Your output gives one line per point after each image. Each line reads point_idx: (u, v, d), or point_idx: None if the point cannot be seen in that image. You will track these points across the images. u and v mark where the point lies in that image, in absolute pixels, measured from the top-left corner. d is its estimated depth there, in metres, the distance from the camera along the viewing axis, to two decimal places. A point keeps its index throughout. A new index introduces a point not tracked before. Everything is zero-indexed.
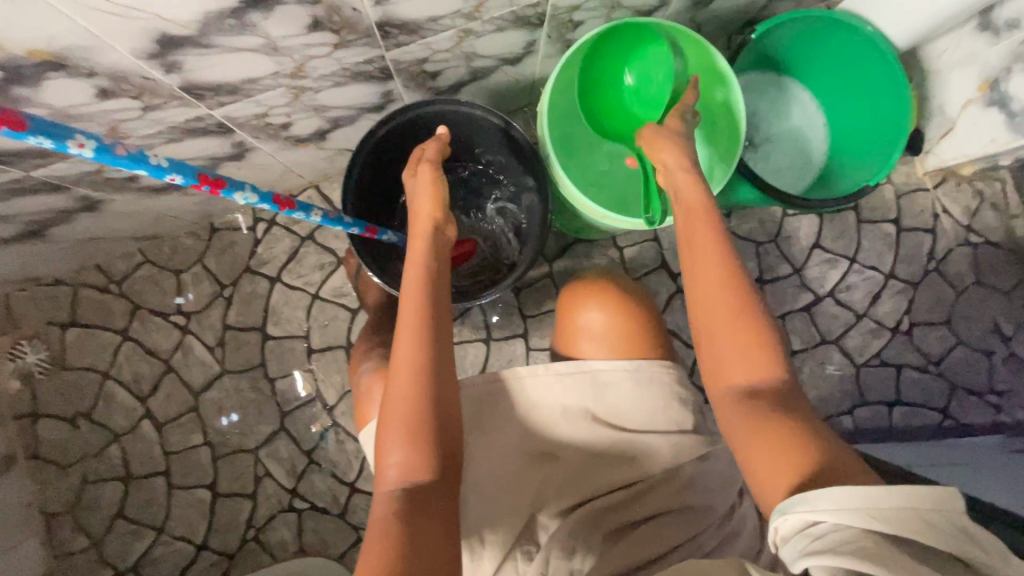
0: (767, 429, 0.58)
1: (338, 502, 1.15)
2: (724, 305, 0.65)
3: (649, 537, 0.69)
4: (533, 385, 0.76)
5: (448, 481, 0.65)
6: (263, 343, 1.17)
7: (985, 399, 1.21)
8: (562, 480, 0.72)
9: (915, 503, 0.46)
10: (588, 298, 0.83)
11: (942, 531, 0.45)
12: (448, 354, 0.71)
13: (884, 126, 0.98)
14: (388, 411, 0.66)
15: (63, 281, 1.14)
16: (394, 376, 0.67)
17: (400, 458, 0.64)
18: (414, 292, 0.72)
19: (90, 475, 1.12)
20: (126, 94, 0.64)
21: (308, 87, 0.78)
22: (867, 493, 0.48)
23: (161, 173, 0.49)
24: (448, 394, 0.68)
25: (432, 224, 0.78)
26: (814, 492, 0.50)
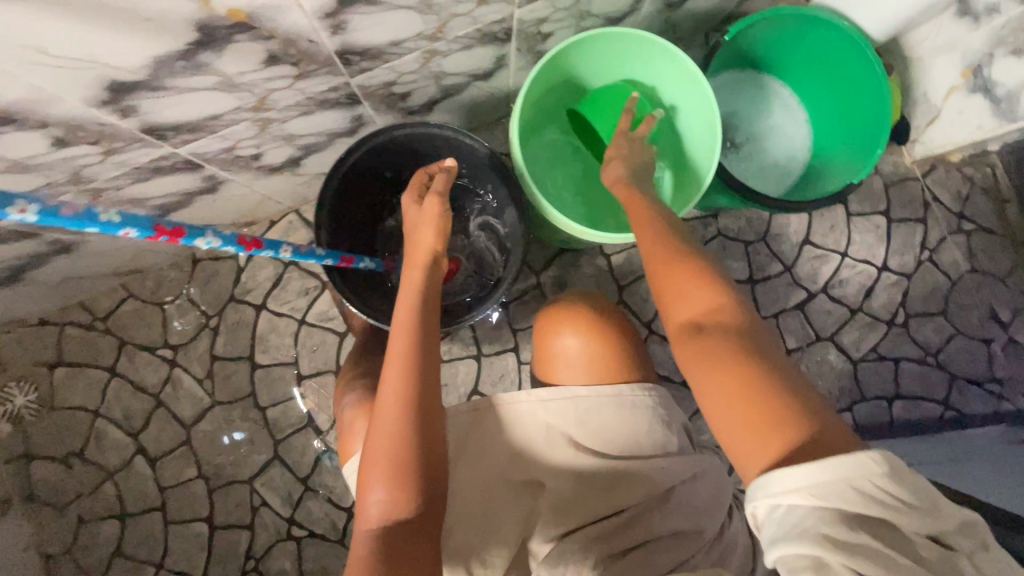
0: (739, 383, 0.57)
1: (336, 527, 1.14)
2: (679, 278, 0.67)
3: (642, 562, 0.68)
4: (519, 411, 0.75)
5: (433, 518, 0.66)
6: (253, 372, 1.16)
7: (985, 388, 1.20)
8: (550, 510, 0.71)
9: (849, 472, 0.49)
10: (564, 323, 0.82)
11: (874, 494, 0.48)
12: (436, 393, 0.70)
13: (863, 121, 0.96)
14: (372, 450, 0.67)
15: (48, 321, 1.13)
16: (380, 413, 0.67)
17: (383, 496, 0.64)
18: (403, 327, 0.72)
19: (85, 514, 1.12)
20: (84, 141, 0.63)
21: (273, 119, 0.76)
22: (808, 472, 0.49)
23: (112, 228, 0.48)
24: (435, 436, 0.68)
25: (430, 258, 0.77)
26: (763, 476, 0.52)
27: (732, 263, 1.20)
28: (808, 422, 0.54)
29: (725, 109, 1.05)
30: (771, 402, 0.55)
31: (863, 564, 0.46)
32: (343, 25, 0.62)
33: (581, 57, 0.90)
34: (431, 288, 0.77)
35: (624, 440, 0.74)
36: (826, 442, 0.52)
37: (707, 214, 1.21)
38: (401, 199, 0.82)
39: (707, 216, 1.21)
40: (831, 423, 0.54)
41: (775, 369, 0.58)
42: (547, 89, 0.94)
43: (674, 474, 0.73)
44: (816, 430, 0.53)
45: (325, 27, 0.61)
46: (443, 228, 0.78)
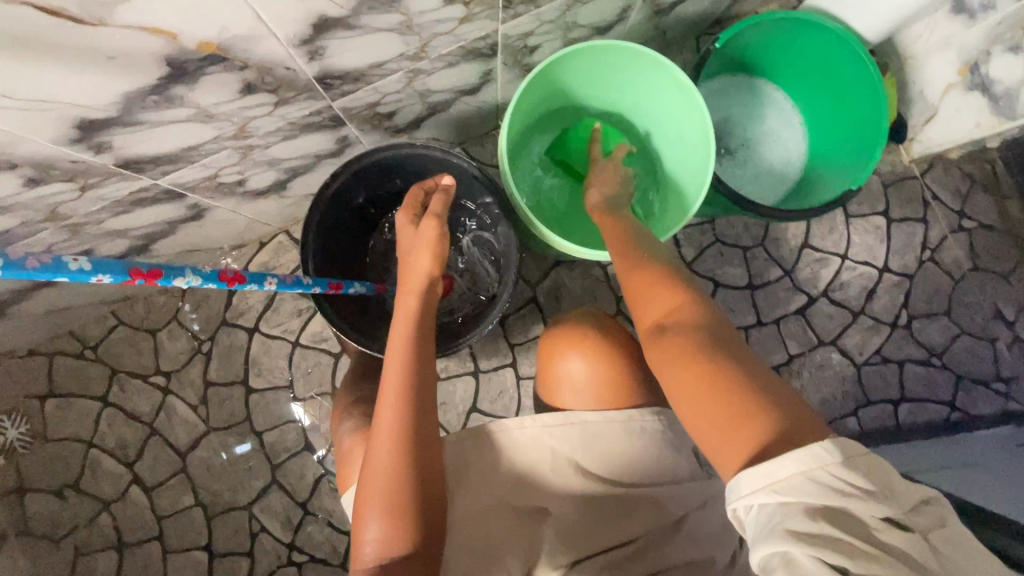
0: (707, 380, 0.55)
1: (338, 551, 1.13)
2: (647, 282, 0.67)
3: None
4: (526, 436, 0.73)
5: (431, 555, 0.64)
6: (247, 396, 1.14)
7: (992, 387, 1.18)
8: (556, 538, 0.69)
9: (805, 464, 0.47)
10: (570, 346, 0.80)
11: (839, 484, 0.46)
12: (433, 426, 0.69)
13: (858, 125, 0.94)
14: (368, 484, 0.65)
15: (37, 352, 1.12)
16: (376, 449, 0.66)
17: (379, 533, 0.63)
18: (397, 356, 0.70)
19: (82, 547, 1.10)
20: (58, 178, 0.61)
21: (255, 145, 0.74)
22: (767, 468, 0.48)
23: (83, 276, 0.46)
24: (435, 474, 0.66)
25: (427, 283, 0.75)
26: (734, 479, 0.50)
27: (731, 269, 1.18)
28: (779, 414, 0.51)
29: (719, 115, 1.03)
30: (740, 398, 0.53)
31: (832, 555, 0.43)
32: (321, 51, 0.60)
33: (577, 69, 0.88)
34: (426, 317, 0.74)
35: (631, 463, 0.74)
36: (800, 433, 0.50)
37: (704, 221, 1.19)
38: (395, 219, 0.80)
39: (704, 223, 1.19)
40: (804, 417, 0.52)
41: (742, 364, 0.56)
42: (538, 101, 0.92)
43: (683, 499, 0.72)
44: (789, 423, 0.51)
45: (301, 54, 0.59)
46: (440, 254, 0.76)
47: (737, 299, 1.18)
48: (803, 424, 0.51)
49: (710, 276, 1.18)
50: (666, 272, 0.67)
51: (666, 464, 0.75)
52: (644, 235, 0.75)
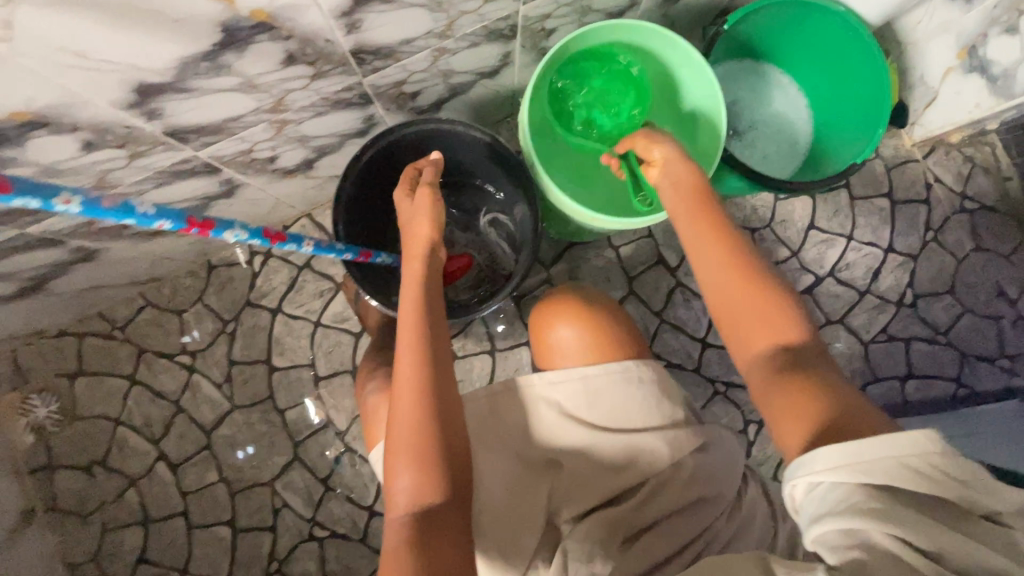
0: (795, 393, 0.59)
1: (358, 526, 1.15)
2: (738, 290, 0.67)
3: (660, 540, 0.69)
4: (534, 393, 0.79)
5: (459, 501, 0.67)
6: (270, 374, 1.17)
7: (997, 364, 1.20)
8: (569, 487, 0.74)
9: (894, 451, 0.49)
10: (558, 316, 0.84)
11: (926, 471, 0.48)
12: (449, 376, 0.73)
13: (863, 103, 0.98)
14: (396, 437, 0.68)
15: (67, 332, 1.15)
16: (399, 403, 0.69)
17: (409, 482, 0.66)
18: (412, 318, 0.74)
19: (109, 522, 1.13)
20: (111, 144, 0.65)
21: (289, 120, 0.78)
22: (851, 448, 0.50)
23: (149, 221, 0.50)
24: (456, 422, 0.70)
25: (429, 243, 0.79)
26: (809, 455, 0.52)
27: None
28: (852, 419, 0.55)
29: (727, 98, 1.07)
30: (821, 407, 0.57)
31: (909, 534, 0.46)
32: (358, 24, 0.64)
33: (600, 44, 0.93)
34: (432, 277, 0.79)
35: (634, 416, 0.76)
36: (861, 423, 0.54)
37: None
38: (393, 194, 0.84)
39: None
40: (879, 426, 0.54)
41: (829, 382, 0.59)
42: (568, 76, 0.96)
43: (684, 443, 0.75)
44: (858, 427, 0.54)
45: (341, 26, 0.63)
46: (439, 216, 0.81)
47: None
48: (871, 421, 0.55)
49: None
50: (747, 262, 0.68)
51: (662, 412, 0.77)
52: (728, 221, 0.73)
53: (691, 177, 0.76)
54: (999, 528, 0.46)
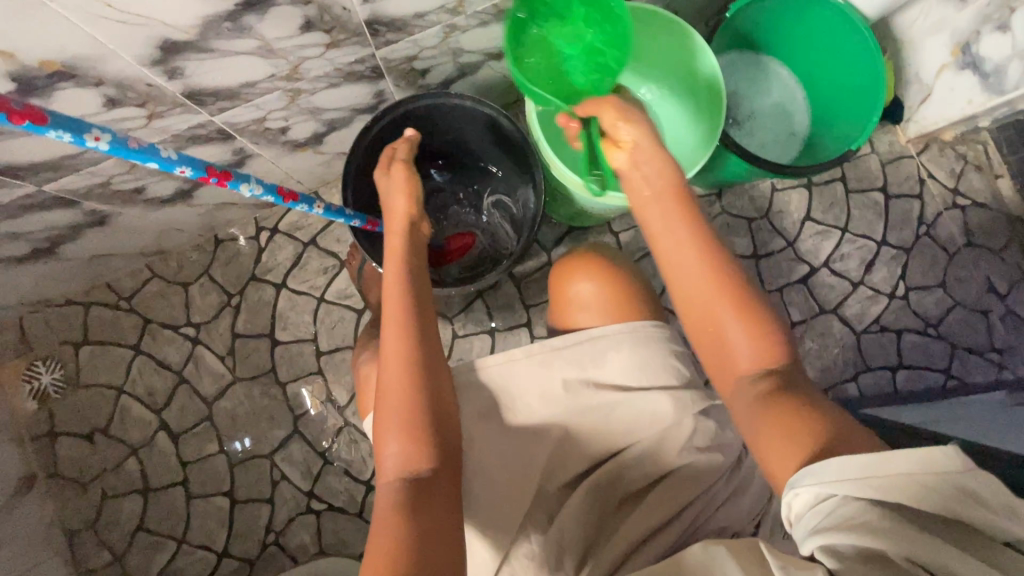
0: (782, 414, 0.58)
1: (355, 501, 1.16)
2: (720, 307, 0.65)
3: (653, 508, 0.74)
4: (529, 365, 0.79)
5: (448, 468, 0.68)
6: (273, 348, 1.19)
7: (986, 357, 1.22)
8: (567, 447, 0.78)
9: (912, 468, 0.48)
10: (580, 270, 0.87)
11: (942, 490, 0.47)
12: (437, 348, 0.75)
13: (858, 94, 1.01)
14: (384, 404, 0.70)
15: (73, 301, 1.17)
16: (387, 372, 0.72)
17: (398, 448, 0.67)
18: (397, 295, 0.76)
19: (109, 490, 1.14)
20: (131, 102, 0.67)
21: (303, 90, 0.81)
22: (866, 462, 0.49)
23: (171, 165, 0.53)
24: (443, 391, 0.72)
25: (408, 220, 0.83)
26: (818, 467, 0.52)
27: (737, 240, 1.25)
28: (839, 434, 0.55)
29: (728, 87, 1.11)
30: (808, 424, 0.57)
31: (919, 552, 0.46)
32: None
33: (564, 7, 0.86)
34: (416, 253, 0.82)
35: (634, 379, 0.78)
36: (839, 434, 0.55)
37: (712, 193, 1.26)
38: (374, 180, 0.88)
39: (712, 195, 1.26)
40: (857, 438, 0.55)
41: (810, 399, 0.60)
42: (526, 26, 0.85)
43: (682, 408, 0.77)
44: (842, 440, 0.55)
45: None
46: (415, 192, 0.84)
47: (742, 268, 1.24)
48: (854, 434, 0.55)
49: None
50: (725, 271, 0.67)
51: (666, 372, 0.79)
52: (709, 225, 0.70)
53: (669, 178, 0.72)
54: (992, 514, 0.46)
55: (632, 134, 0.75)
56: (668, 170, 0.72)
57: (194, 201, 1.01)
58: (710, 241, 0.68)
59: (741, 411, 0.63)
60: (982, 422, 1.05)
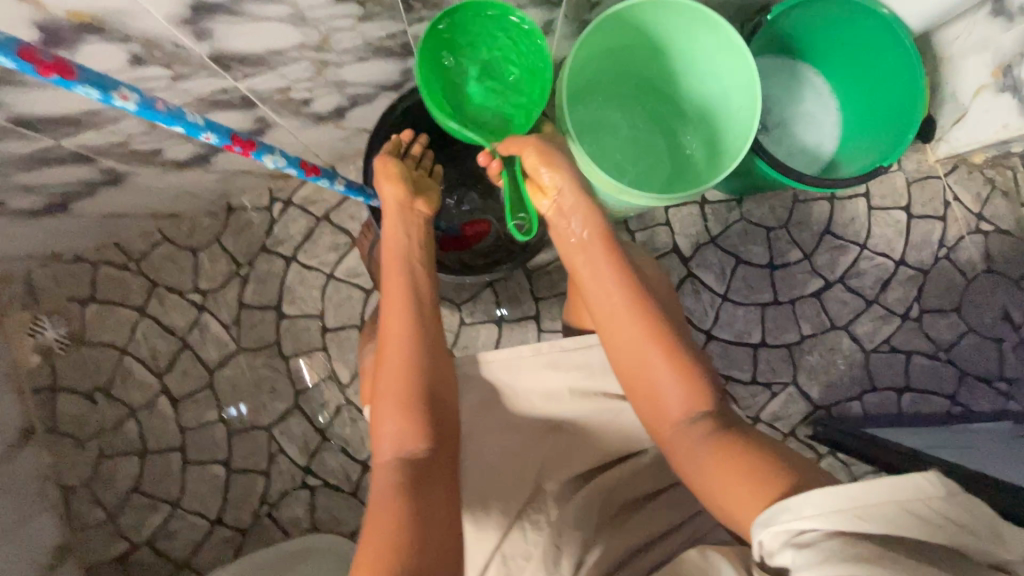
0: (725, 451, 0.61)
1: (350, 479, 1.16)
2: (649, 353, 0.69)
3: (652, 518, 0.75)
4: (535, 361, 0.80)
5: (444, 452, 0.68)
6: (278, 321, 1.18)
7: (994, 386, 1.21)
8: (569, 449, 0.79)
9: (896, 497, 0.47)
10: None
11: (928, 518, 0.47)
12: (437, 333, 0.75)
13: (893, 111, 0.99)
14: (383, 383, 0.70)
15: (82, 258, 1.16)
16: (388, 354, 0.72)
17: (396, 428, 0.67)
18: (398, 279, 0.77)
19: (107, 449, 1.15)
20: (157, 62, 0.65)
21: (330, 62, 0.79)
22: (850, 493, 0.48)
23: (196, 130, 0.51)
24: (442, 375, 0.72)
25: (402, 204, 0.82)
26: (797, 500, 0.50)
27: (753, 249, 1.23)
28: (784, 468, 0.57)
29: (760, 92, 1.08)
30: (753, 460, 0.59)
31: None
32: None
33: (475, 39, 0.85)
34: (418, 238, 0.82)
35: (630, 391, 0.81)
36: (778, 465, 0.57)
37: (732, 198, 1.24)
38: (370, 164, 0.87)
39: (732, 201, 1.24)
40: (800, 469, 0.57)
41: (743, 436, 0.62)
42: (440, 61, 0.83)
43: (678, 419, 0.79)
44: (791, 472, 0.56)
45: None
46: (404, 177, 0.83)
47: (756, 277, 1.23)
48: (792, 462, 0.58)
49: (733, 252, 1.23)
50: (651, 314, 0.71)
51: None
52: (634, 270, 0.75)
53: (596, 232, 0.76)
54: (984, 542, 0.46)
55: (554, 180, 0.78)
56: (594, 218, 0.77)
57: (211, 166, 1.00)
58: (635, 288, 0.72)
59: (685, 456, 0.64)
60: (982, 450, 1.04)
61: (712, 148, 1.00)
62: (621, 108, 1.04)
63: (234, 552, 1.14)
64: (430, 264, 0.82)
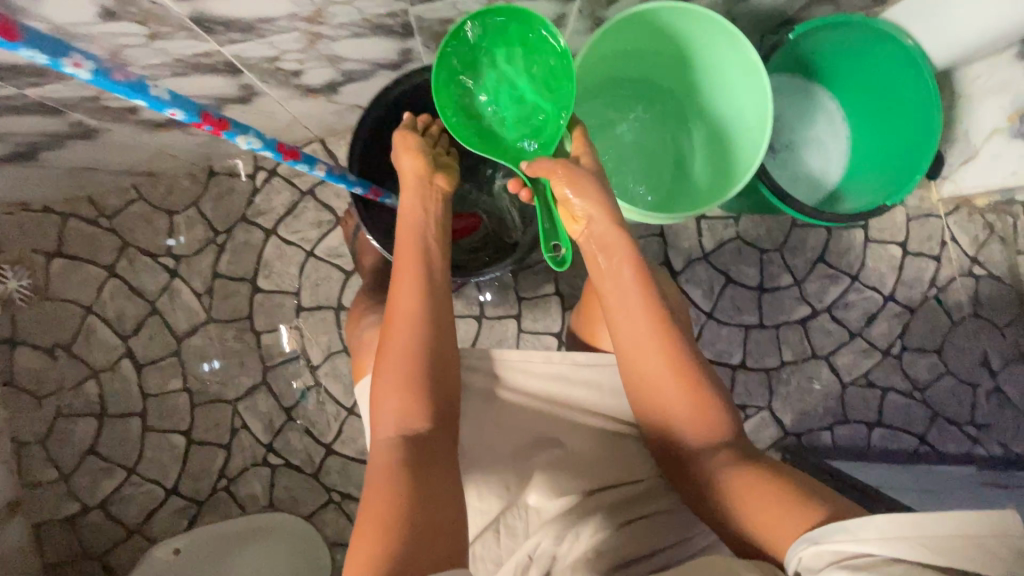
0: (752, 478, 0.62)
1: (312, 461, 1.15)
2: (668, 378, 0.68)
3: (643, 534, 0.72)
4: (546, 370, 0.81)
5: (445, 431, 0.67)
6: (252, 294, 1.15)
7: (963, 430, 1.22)
8: (560, 466, 0.75)
9: (967, 530, 0.45)
10: None
11: (1005, 555, 0.44)
12: (447, 311, 0.73)
13: (906, 146, 0.96)
14: (387, 359, 0.69)
15: (51, 210, 1.11)
16: (395, 330, 0.70)
17: (398, 404, 0.66)
18: (410, 254, 0.75)
19: (64, 408, 1.11)
20: (131, 18, 0.60)
21: (323, 35, 0.74)
22: (916, 521, 0.47)
23: (161, 106, 0.47)
24: (447, 354, 0.71)
25: (419, 179, 0.80)
26: (858, 522, 0.49)
27: (745, 269, 1.21)
28: (816, 497, 0.57)
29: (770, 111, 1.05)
30: (783, 487, 0.59)
31: None
32: None
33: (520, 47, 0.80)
34: (435, 215, 0.79)
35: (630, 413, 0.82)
36: (809, 490, 0.58)
37: (730, 216, 1.22)
38: (392, 142, 0.84)
39: (729, 218, 1.21)
40: (832, 498, 0.57)
41: (768, 463, 0.64)
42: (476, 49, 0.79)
43: None
44: (825, 500, 0.57)
45: None
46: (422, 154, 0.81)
47: (743, 298, 1.21)
48: (821, 489, 0.59)
49: (724, 271, 1.21)
50: (672, 335, 0.69)
51: None
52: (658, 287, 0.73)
53: (620, 246, 0.72)
54: None
55: (586, 209, 0.73)
56: (617, 229, 0.73)
57: (191, 129, 0.95)
58: (658, 306, 0.71)
59: (713, 478, 0.65)
60: (947, 496, 1.04)
61: (712, 166, 0.97)
62: (624, 111, 1.00)
63: (189, 524, 1.12)
64: (445, 240, 0.79)
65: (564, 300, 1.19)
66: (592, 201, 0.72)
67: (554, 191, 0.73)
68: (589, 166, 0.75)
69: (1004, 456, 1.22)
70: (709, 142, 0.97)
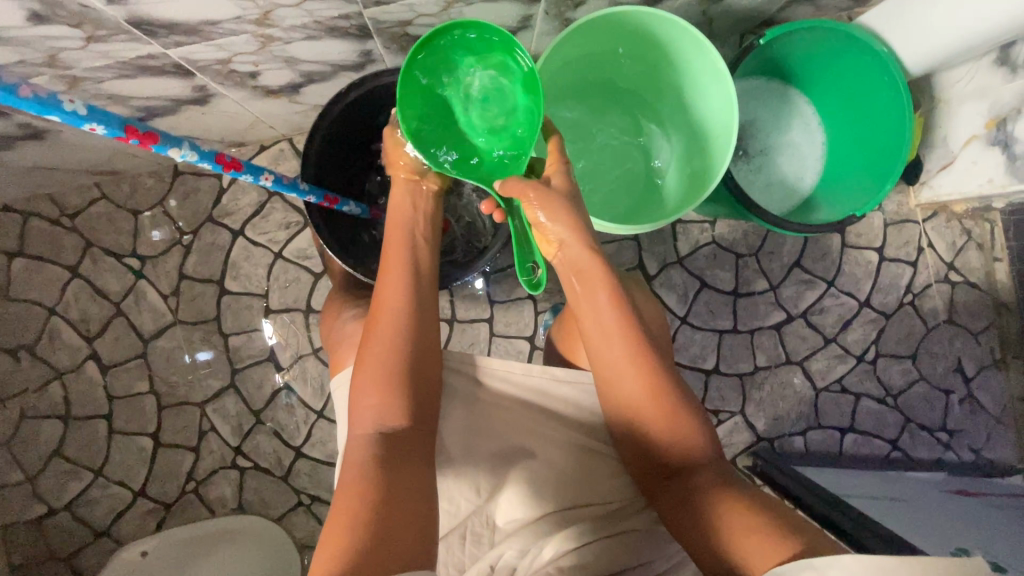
0: (734, 507, 0.62)
1: (281, 464, 1.13)
2: (646, 393, 0.67)
3: (613, 551, 0.69)
4: (524, 382, 0.79)
5: (424, 430, 0.66)
6: (219, 296, 1.13)
7: (935, 435, 1.22)
8: (532, 481, 0.73)
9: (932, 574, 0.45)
10: None
11: None
12: (431, 310, 0.72)
13: (879, 154, 0.95)
14: (368, 357, 0.67)
15: (12, 209, 1.08)
16: (378, 328, 0.68)
17: (377, 402, 0.65)
18: (397, 251, 0.74)
19: (28, 410, 1.10)
20: (63, 21, 0.58)
21: (276, 37, 0.71)
22: (881, 562, 0.46)
23: (78, 121, 0.45)
24: (429, 354, 0.69)
25: (410, 175, 0.79)
26: (825, 558, 0.49)
27: (720, 273, 1.20)
28: (792, 532, 0.57)
29: (745, 115, 1.04)
30: (762, 518, 0.59)
31: None
32: None
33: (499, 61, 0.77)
34: (424, 211, 0.78)
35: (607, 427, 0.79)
36: (785, 524, 0.58)
37: (706, 219, 1.20)
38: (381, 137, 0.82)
39: (706, 221, 1.20)
40: (805, 533, 0.57)
41: (745, 493, 0.64)
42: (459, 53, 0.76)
43: None
44: (799, 534, 0.57)
45: None
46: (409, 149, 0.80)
47: (718, 303, 1.20)
48: (795, 522, 0.59)
49: (698, 275, 1.20)
50: (651, 357, 0.68)
51: None
52: (639, 309, 0.72)
53: (595, 269, 0.71)
54: None
55: (558, 231, 0.71)
56: (595, 253, 0.72)
57: None
58: (639, 328, 0.69)
59: (695, 501, 0.64)
60: (916, 505, 1.03)
61: (684, 170, 0.95)
62: (596, 112, 0.98)
63: (156, 526, 1.11)
64: (433, 239, 0.78)
65: (537, 304, 1.17)
66: (566, 224, 0.71)
67: (527, 212, 0.72)
68: (559, 187, 0.74)
69: (975, 461, 1.22)
70: (684, 143, 0.94)
